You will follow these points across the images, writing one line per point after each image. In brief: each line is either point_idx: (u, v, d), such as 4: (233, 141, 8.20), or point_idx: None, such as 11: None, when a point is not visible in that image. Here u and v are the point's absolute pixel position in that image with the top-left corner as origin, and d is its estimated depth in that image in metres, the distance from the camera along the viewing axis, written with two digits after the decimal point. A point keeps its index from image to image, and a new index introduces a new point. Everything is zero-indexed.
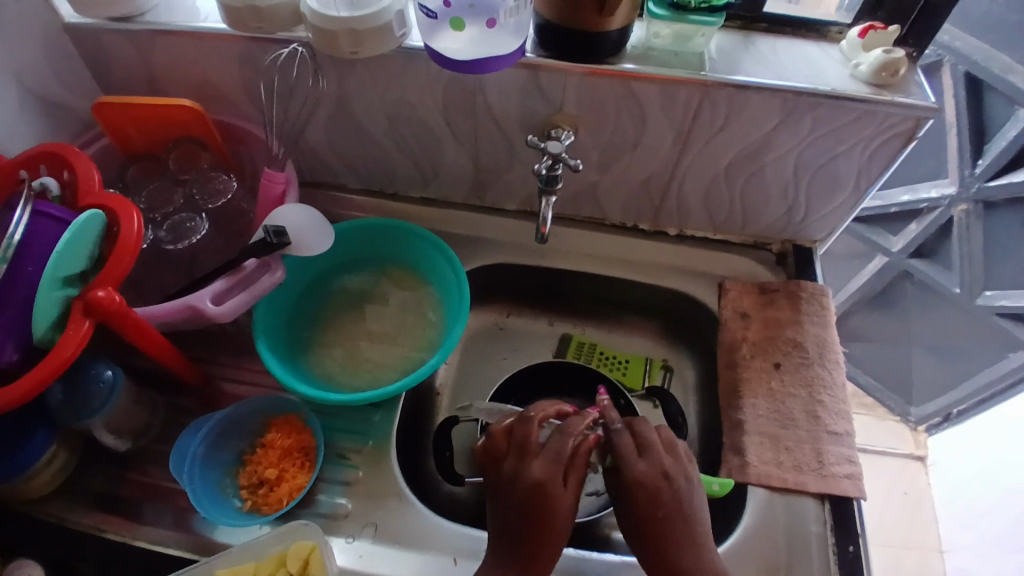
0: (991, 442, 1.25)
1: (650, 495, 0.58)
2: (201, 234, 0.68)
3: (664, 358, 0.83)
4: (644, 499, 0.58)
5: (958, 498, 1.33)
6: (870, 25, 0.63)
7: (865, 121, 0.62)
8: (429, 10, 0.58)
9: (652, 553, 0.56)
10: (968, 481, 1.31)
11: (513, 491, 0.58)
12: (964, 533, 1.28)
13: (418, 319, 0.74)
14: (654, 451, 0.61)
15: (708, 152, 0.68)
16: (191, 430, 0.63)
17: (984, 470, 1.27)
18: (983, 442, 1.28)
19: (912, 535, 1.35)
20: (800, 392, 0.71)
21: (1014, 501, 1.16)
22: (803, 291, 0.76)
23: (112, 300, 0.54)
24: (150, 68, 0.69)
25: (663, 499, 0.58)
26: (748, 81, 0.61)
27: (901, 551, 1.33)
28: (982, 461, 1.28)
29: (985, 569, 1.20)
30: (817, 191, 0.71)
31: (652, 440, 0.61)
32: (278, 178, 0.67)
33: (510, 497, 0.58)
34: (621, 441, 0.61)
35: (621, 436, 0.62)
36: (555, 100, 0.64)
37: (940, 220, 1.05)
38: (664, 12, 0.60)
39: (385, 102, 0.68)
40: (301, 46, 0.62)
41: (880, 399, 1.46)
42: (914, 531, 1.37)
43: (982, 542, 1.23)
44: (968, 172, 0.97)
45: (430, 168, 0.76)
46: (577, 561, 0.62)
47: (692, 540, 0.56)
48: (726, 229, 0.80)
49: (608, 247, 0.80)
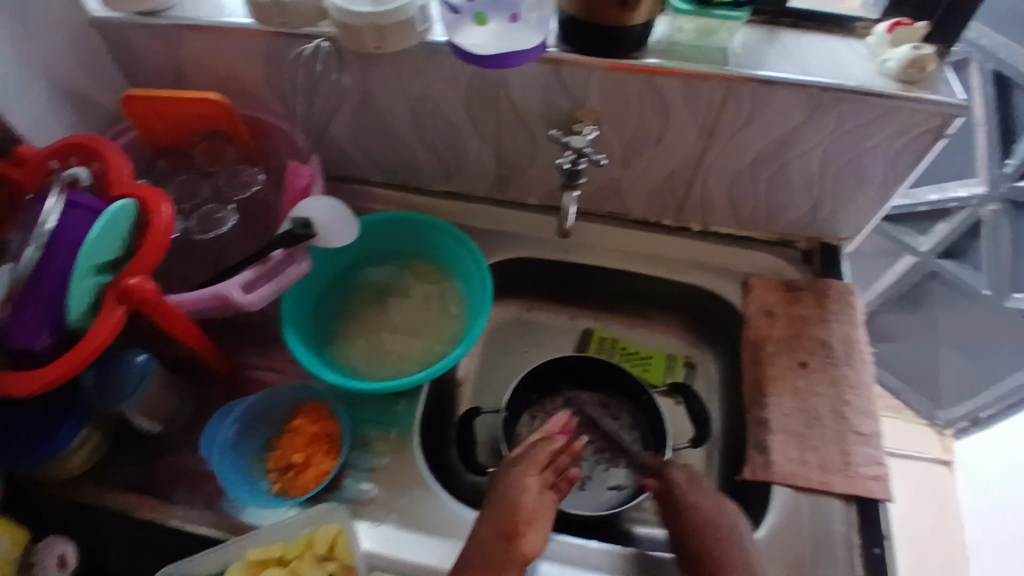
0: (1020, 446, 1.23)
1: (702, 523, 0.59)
2: (227, 225, 0.70)
3: (686, 355, 0.83)
4: (700, 527, 0.58)
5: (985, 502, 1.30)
6: (897, 21, 0.62)
7: (893, 117, 0.61)
8: (453, 6, 0.58)
9: None
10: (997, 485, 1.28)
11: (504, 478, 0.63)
12: (992, 539, 1.26)
13: (442, 313, 0.75)
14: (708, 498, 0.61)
15: (734, 147, 0.68)
16: (221, 414, 0.64)
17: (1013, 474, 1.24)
18: (1012, 446, 1.25)
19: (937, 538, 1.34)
20: (825, 392, 0.70)
21: None
22: (830, 289, 0.75)
23: (143, 289, 0.56)
24: (176, 62, 0.70)
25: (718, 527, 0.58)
26: (774, 76, 0.60)
27: (925, 556, 1.31)
28: (1011, 465, 1.25)
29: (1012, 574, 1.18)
30: (843, 188, 0.70)
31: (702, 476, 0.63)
32: (303, 172, 0.69)
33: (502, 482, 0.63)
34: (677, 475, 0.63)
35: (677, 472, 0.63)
36: (578, 95, 0.64)
37: (970, 220, 1.02)
38: (689, 7, 0.60)
39: (408, 97, 0.68)
40: (326, 41, 0.63)
41: (906, 401, 1.44)
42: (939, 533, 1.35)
43: (1008, 547, 1.21)
44: (997, 171, 0.95)
45: (452, 162, 0.77)
46: (608, 556, 0.62)
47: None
48: (751, 226, 0.79)
49: (631, 243, 0.80)
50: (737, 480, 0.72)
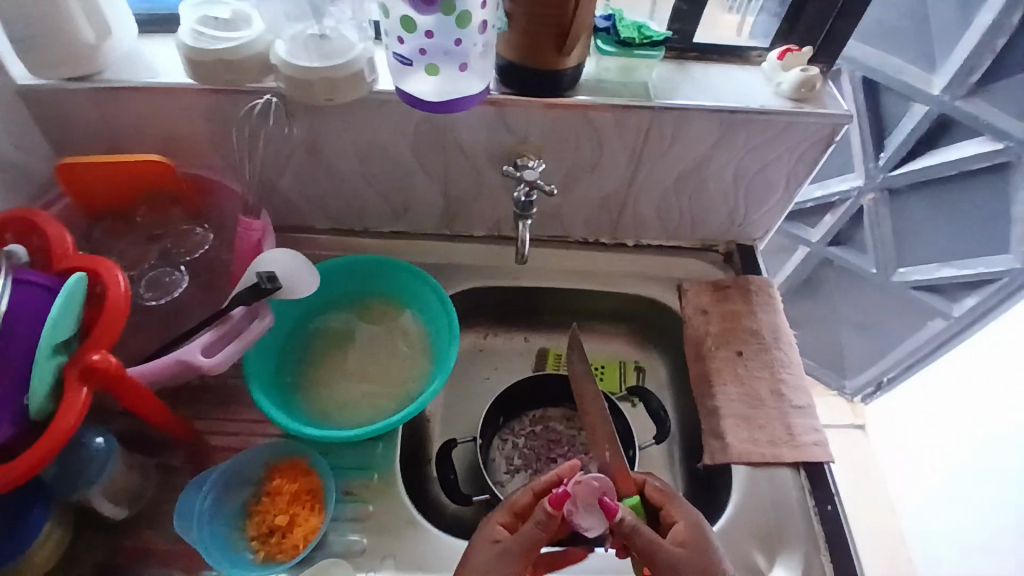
0: (936, 404, 1.43)
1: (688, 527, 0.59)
2: (181, 288, 0.71)
3: (636, 359, 0.90)
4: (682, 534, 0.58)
5: (905, 463, 1.55)
6: (786, 48, 0.74)
7: (791, 132, 0.72)
8: (404, 57, 0.61)
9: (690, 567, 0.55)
10: (920, 459, 1.49)
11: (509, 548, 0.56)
12: (919, 498, 1.49)
13: (396, 346, 0.78)
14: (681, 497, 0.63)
15: (660, 169, 0.76)
16: (193, 487, 0.64)
17: (922, 441, 1.48)
18: (928, 406, 1.46)
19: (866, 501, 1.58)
20: (763, 374, 0.77)
21: (964, 464, 1.32)
22: (752, 285, 0.83)
23: (109, 363, 0.54)
24: (118, 127, 0.69)
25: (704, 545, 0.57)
26: (691, 104, 0.69)
27: (866, 519, 1.57)
28: (925, 430, 1.47)
29: (937, 520, 1.42)
30: (753, 196, 0.80)
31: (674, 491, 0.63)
32: (255, 226, 0.68)
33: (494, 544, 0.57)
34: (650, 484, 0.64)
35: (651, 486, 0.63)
36: (520, 132, 0.70)
37: (852, 210, 1.31)
38: (613, 49, 0.68)
39: (357, 144, 0.71)
40: (274, 96, 0.65)
41: (818, 376, 1.72)
42: (869, 497, 1.60)
43: (931, 493, 1.44)
44: (873, 164, 1.22)
45: (400, 202, 0.80)
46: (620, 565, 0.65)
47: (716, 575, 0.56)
48: (678, 236, 0.87)
49: (575, 264, 0.87)
50: (699, 467, 0.77)
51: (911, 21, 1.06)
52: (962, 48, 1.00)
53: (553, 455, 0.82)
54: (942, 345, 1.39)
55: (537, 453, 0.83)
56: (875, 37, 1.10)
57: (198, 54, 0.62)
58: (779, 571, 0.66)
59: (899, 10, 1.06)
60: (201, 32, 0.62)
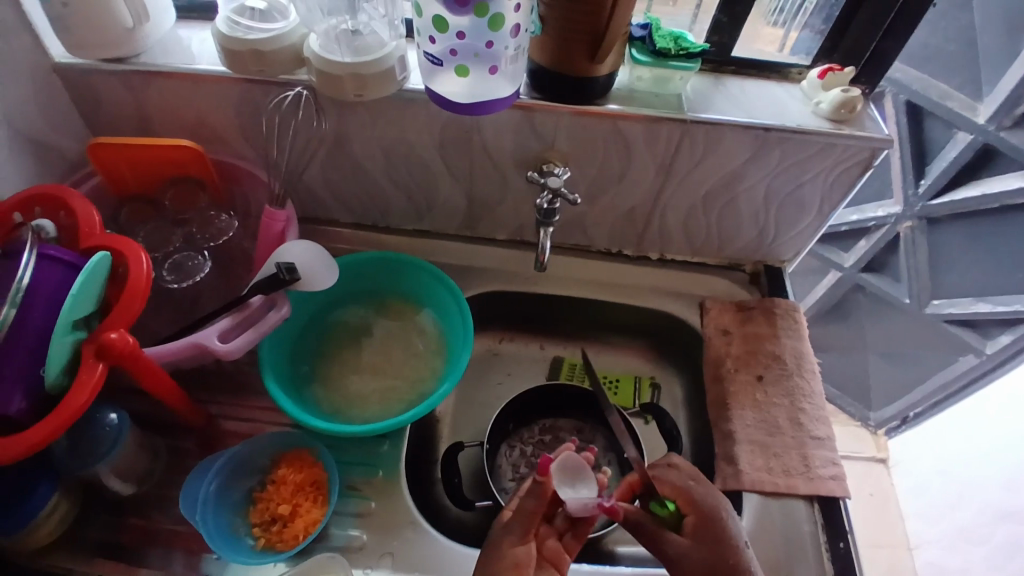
0: (968, 445, 1.37)
1: (705, 515, 0.58)
2: (202, 273, 0.71)
3: (651, 375, 0.88)
4: (701, 529, 0.57)
5: (927, 502, 1.49)
6: (828, 67, 0.71)
7: (829, 152, 0.69)
8: (434, 57, 0.60)
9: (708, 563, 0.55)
10: (945, 500, 1.43)
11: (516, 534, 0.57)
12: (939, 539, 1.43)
13: (411, 345, 0.77)
14: (694, 486, 0.60)
15: (688, 185, 0.75)
16: (199, 471, 0.64)
17: (948, 478, 1.43)
18: (957, 444, 1.41)
19: (884, 537, 1.53)
20: (782, 402, 0.74)
21: (990, 508, 1.27)
22: (777, 307, 0.81)
23: (125, 341, 0.54)
24: (151, 110, 0.71)
25: (722, 534, 0.56)
26: (724, 119, 0.67)
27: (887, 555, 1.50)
28: (950, 468, 1.42)
29: (957, 564, 1.36)
30: (785, 217, 0.78)
31: (689, 469, 0.62)
32: (279, 216, 0.68)
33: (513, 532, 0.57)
34: (669, 475, 0.61)
35: (670, 473, 0.62)
36: (548, 137, 0.70)
37: (888, 237, 1.26)
38: (647, 59, 0.67)
39: (384, 140, 0.71)
40: (304, 89, 0.66)
41: (842, 405, 1.67)
42: (886, 533, 1.55)
43: (952, 535, 1.39)
44: (912, 191, 1.18)
45: (423, 201, 0.80)
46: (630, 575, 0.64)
47: (731, 569, 0.54)
48: (704, 252, 0.85)
49: (596, 273, 0.86)
50: None
51: (959, 46, 1.03)
52: (1011, 78, 0.96)
53: None
54: (974, 380, 1.34)
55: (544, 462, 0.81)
56: (921, 60, 1.07)
57: (230, 42, 0.63)
58: None
59: (950, 33, 1.03)
60: (237, 21, 0.63)
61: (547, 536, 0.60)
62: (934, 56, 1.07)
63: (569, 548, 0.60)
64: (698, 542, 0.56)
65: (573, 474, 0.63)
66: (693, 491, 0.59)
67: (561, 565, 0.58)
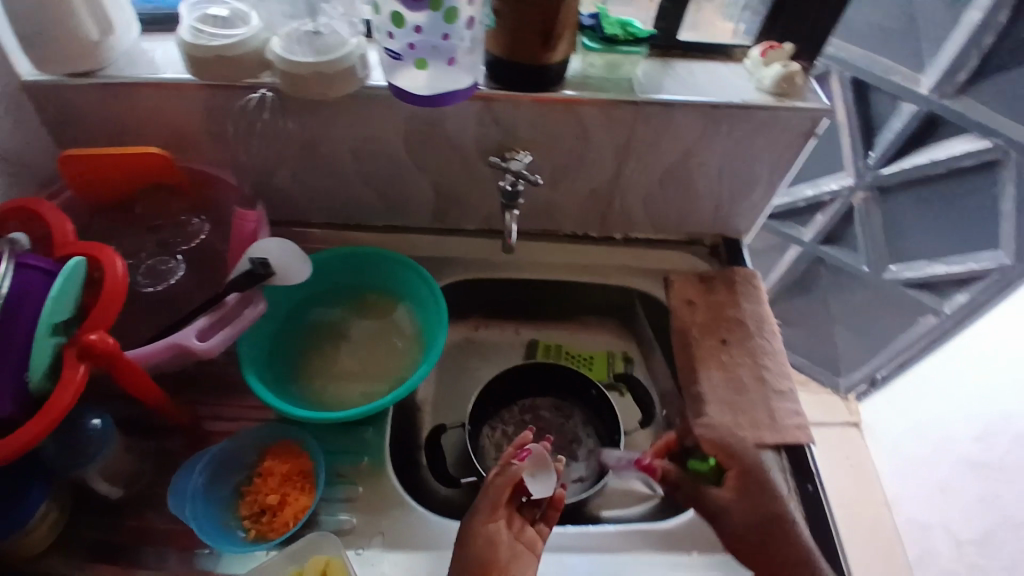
0: (935, 400, 1.44)
1: (749, 469, 0.69)
2: (178, 276, 0.73)
3: (624, 350, 0.92)
4: (747, 480, 0.69)
5: (901, 459, 1.55)
6: (768, 45, 0.75)
7: (773, 124, 0.74)
8: (393, 52, 0.63)
9: (751, 513, 0.67)
10: (916, 456, 1.50)
11: (483, 519, 0.61)
12: (913, 494, 1.49)
13: (389, 337, 0.80)
14: (733, 441, 0.72)
15: (644, 165, 0.79)
16: (186, 468, 0.65)
17: (920, 435, 1.49)
18: (923, 400, 1.48)
19: (863, 497, 1.59)
20: (746, 362, 0.79)
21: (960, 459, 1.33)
22: (737, 276, 0.85)
23: (105, 342, 0.55)
24: (119, 120, 0.72)
25: (765, 485, 0.68)
26: (674, 99, 0.71)
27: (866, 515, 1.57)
28: (920, 425, 1.50)
29: (934, 516, 1.42)
30: (738, 190, 0.82)
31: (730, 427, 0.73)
32: (250, 216, 0.71)
33: (481, 517, 0.61)
34: (704, 436, 0.73)
35: (709, 432, 0.73)
36: (508, 126, 0.73)
37: (844, 208, 1.33)
38: (597, 45, 0.70)
39: (350, 137, 0.74)
40: (270, 91, 0.68)
41: (812, 375, 1.74)
42: (865, 494, 1.61)
43: (926, 490, 1.45)
44: (863, 163, 1.24)
45: (393, 195, 0.82)
46: (622, 534, 0.68)
47: (775, 515, 0.66)
48: (665, 229, 0.89)
49: (564, 256, 0.89)
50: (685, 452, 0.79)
51: (894, 22, 1.08)
52: (951, 47, 1.03)
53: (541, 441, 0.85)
54: (939, 338, 1.40)
55: None
56: (861, 37, 1.13)
57: (197, 51, 0.65)
58: None
59: (885, 11, 1.09)
60: (200, 29, 0.65)
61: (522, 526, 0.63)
62: (873, 33, 1.12)
63: (543, 534, 0.63)
64: (740, 493, 0.68)
65: (536, 466, 0.65)
66: (731, 448, 0.71)
67: (533, 548, 0.61)
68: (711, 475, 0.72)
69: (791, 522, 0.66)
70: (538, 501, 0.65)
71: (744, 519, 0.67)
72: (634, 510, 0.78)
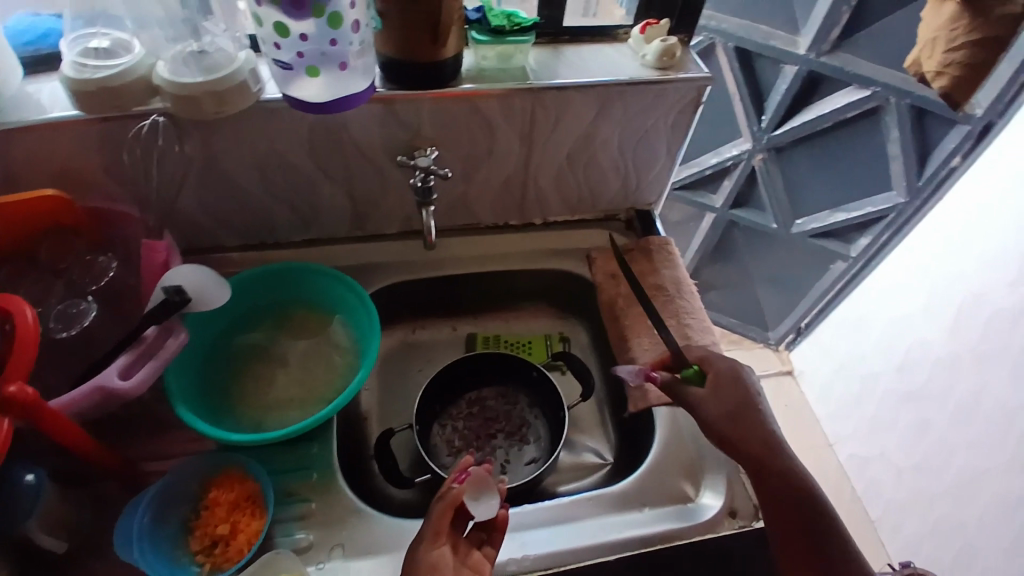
0: (849, 339, 1.56)
1: (731, 372, 0.69)
2: (90, 317, 0.70)
3: (559, 330, 0.95)
4: (724, 380, 0.68)
5: (830, 400, 1.65)
6: (646, 23, 0.80)
7: (663, 97, 0.78)
8: (284, 63, 0.63)
9: (727, 409, 0.67)
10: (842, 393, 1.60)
11: (427, 550, 0.58)
12: (846, 429, 1.59)
13: (324, 349, 0.80)
14: (718, 355, 0.71)
15: (550, 149, 0.82)
16: (129, 509, 0.63)
17: (841, 373, 1.60)
18: (840, 340, 1.59)
19: (806, 438, 1.67)
20: (671, 323, 0.83)
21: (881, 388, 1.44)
22: (652, 246, 0.89)
23: (26, 393, 0.53)
24: (6, 165, 0.68)
25: (743, 387, 0.68)
26: (567, 82, 0.74)
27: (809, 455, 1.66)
28: (840, 363, 1.60)
29: (872, 448, 1.50)
30: (642, 163, 0.87)
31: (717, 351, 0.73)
32: (159, 247, 0.69)
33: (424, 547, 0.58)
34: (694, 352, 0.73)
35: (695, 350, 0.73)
36: (413, 125, 0.74)
37: (746, 171, 1.42)
38: (486, 38, 0.72)
39: (254, 154, 0.73)
40: (161, 116, 0.66)
41: (745, 332, 1.85)
42: (807, 436, 1.69)
43: (856, 425, 1.56)
44: (757, 128, 1.33)
45: (307, 208, 0.82)
46: (573, 503, 0.70)
47: (745, 409, 0.67)
48: (581, 209, 0.93)
49: (488, 247, 0.91)
50: (627, 416, 0.83)
51: None
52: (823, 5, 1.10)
53: (492, 430, 0.86)
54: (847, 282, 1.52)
55: (475, 431, 0.86)
56: (737, 10, 1.21)
57: (81, 84, 0.63)
58: (706, 497, 0.70)
59: None
60: (82, 63, 0.63)
61: (470, 549, 0.61)
62: (747, 5, 1.20)
63: (490, 557, 0.61)
64: (718, 391, 0.68)
65: (477, 487, 0.63)
66: (714, 358, 0.71)
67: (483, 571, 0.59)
68: (693, 380, 0.70)
69: (761, 419, 0.66)
70: (482, 524, 0.63)
71: (721, 411, 0.67)
72: (586, 482, 0.82)
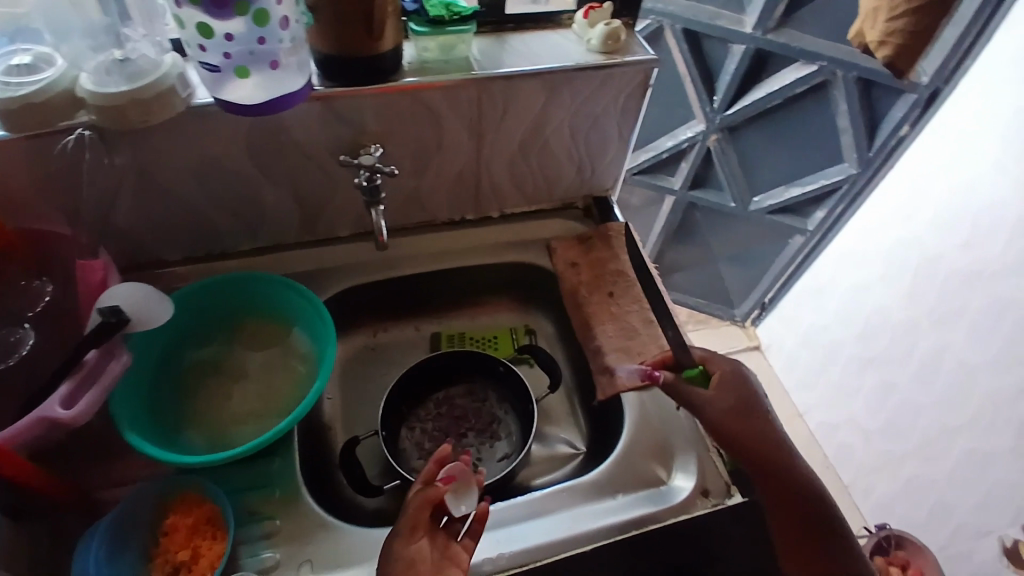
0: (811, 311, 1.59)
1: (734, 374, 0.71)
2: (28, 344, 0.67)
3: (524, 323, 0.94)
4: (728, 382, 0.71)
5: (795, 372, 1.69)
6: (589, 7, 0.79)
7: (610, 81, 0.78)
8: (211, 65, 0.60)
9: (732, 414, 0.69)
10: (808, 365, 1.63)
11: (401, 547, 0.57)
12: (812, 399, 1.63)
13: (282, 362, 0.78)
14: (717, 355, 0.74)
15: (501, 140, 0.80)
16: (83, 544, 0.60)
17: (805, 345, 1.63)
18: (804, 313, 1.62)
19: None
20: (634, 308, 0.83)
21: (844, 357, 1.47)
22: (610, 232, 0.89)
23: None
24: None
25: (745, 389, 0.71)
26: (512, 70, 0.73)
27: None
28: (804, 335, 1.63)
29: (839, 416, 1.53)
30: (594, 149, 0.86)
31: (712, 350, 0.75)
32: (96, 266, 0.65)
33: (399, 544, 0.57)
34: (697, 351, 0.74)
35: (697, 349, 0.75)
36: (356, 122, 0.72)
37: (701, 152, 1.42)
38: (425, 29, 0.70)
39: (191, 162, 0.70)
40: (87, 129, 0.63)
41: (710, 310, 1.87)
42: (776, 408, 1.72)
43: (822, 395, 1.59)
44: (709, 108, 1.34)
45: (253, 215, 0.79)
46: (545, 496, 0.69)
47: (747, 410, 0.69)
48: (537, 199, 0.92)
49: (445, 243, 0.89)
50: (596, 404, 0.82)
51: None
52: None
53: (462, 429, 0.85)
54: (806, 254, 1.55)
55: (445, 431, 0.85)
56: None
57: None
58: (677, 479, 0.70)
59: None
60: (5, 81, 0.59)
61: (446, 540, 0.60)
62: None
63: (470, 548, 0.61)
64: (720, 389, 0.70)
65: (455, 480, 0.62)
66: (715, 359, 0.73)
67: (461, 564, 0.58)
68: (698, 380, 0.72)
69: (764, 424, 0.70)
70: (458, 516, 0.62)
71: (725, 409, 0.69)
72: (559, 473, 0.80)
